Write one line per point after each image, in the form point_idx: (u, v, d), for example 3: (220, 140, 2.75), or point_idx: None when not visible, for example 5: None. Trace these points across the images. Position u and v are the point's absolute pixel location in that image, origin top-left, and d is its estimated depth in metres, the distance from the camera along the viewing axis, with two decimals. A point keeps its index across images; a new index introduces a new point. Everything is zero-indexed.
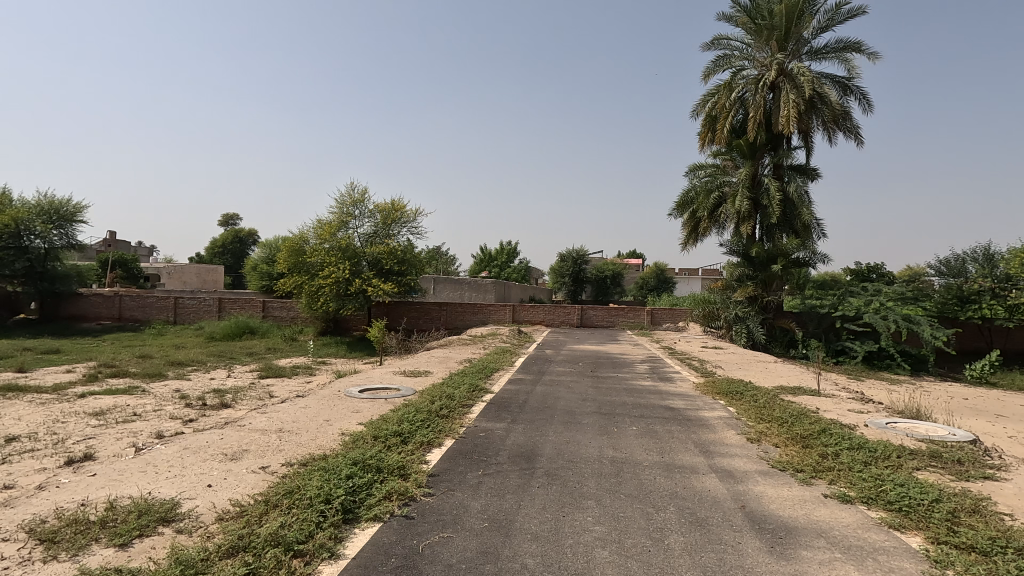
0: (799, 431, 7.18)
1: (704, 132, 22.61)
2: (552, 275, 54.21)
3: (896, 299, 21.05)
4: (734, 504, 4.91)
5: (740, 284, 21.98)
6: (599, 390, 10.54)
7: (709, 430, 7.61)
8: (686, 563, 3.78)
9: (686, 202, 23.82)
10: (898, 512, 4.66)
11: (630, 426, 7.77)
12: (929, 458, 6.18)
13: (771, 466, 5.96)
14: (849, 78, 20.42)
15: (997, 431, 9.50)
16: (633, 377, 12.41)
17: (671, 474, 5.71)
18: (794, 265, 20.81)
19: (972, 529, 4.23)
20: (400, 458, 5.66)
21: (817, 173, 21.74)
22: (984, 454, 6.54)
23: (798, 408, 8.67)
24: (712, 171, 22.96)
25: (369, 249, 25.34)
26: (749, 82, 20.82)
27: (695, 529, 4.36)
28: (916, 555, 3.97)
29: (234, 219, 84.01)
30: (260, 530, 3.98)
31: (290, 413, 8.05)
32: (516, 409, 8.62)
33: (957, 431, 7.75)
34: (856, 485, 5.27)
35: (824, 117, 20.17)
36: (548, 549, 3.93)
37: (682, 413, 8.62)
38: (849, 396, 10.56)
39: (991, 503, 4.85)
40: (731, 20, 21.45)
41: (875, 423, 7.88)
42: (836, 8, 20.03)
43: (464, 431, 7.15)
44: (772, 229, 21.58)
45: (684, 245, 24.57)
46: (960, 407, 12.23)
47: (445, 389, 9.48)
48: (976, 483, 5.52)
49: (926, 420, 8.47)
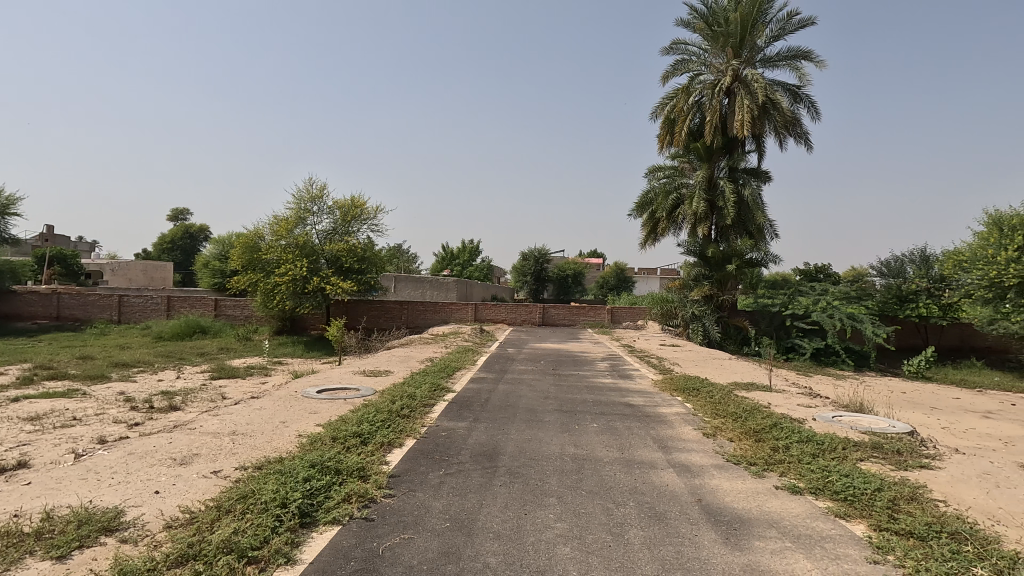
0: (752, 426, 7.42)
1: (661, 134, 22.91)
2: (513, 274, 54.46)
3: (842, 299, 21.94)
4: (691, 498, 5.04)
5: (696, 283, 22.69)
6: (560, 388, 10.66)
7: (667, 426, 7.78)
8: (645, 557, 3.85)
9: (645, 203, 24.34)
10: (843, 502, 4.88)
11: (591, 423, 7.85)
12: (872, 449, 6.51)
13: (726, 460, 6.15)
14: (799, 86, 21.22)
15: (931, 423, 10.14)
16: (594, 374, 12.61)
17: (630, 470, 5.81)
18: (748, 265, 21.67)
19: (910, 516, 4.47)
20: (359, 460, 5.55)
21: (769, 176, 22.56)
22: (920, 444, 6.94)
23: (752, 403, 8.98)
24: (670, 173, 23.55)
25: (328, 246, 24.76)
26: (705, 87, 21.45)
27: (653, 523, 4.45)
28: (860, 542, 4.16)
29: (185, 213, 80.57)
30: (212, 537, 3.82)
31: (243, 416, 7.76)
32: (478, 408, 8.59)
33: (896, 423, 8.19)
34: (806, 476, 5.49)
35: (775, 123, 20.93)
36: (510, 548, 3.93)
37: (642, 409, 8.82)
38: (798, 391, 11.04)
39: (927, 490, 5.14)
40: (689, 25, 21.95)
41: (822, 416, 8.26)
42: (787, 18, 20.82)
43: (426, 430, 7.08)
44: (727, 231, 22.30)
45: (642, 244, 25.03)
46: (899, 401, 12.98)
47: (405, 389, 9.37)
48: (913, 472, 5.85)
49: (869, 413, 8.93)
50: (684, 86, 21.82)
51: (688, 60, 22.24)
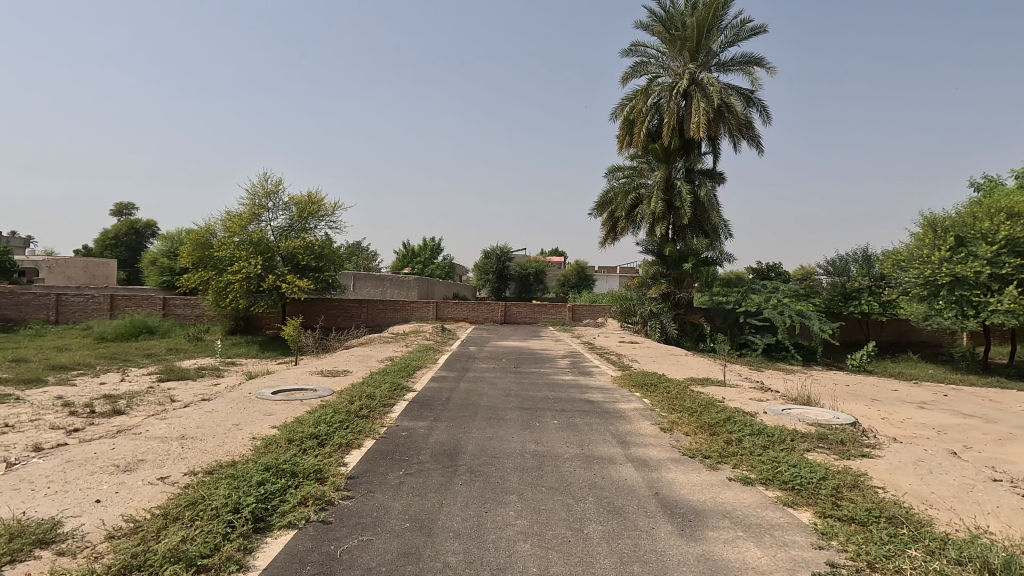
0: (707, 420, 7.65)
1: (621, 135, 23.27)
2: (475, 272, 54.36)
3: (791, 296, 22.82)
4: (648, 492, 5.16)
5: (654, 281, 23.20)
6: (521, 386, 10.71)
7: (626, 422, 7.93)
8: (603, 551, 3.91)
9: (605, 203, 24.71)
10: (791, 491, 5.09)
11: (552, 420, 7.92)
12: (818, 440, 6.82)
13: (682, 454, 6.32)
14: (751, 91, 21.94)
15: (872, 413, 10.70)
16: (555, 372, 12.73)
17: (590, 465, 5.90)
18: (703, 264, 22.30)
19: (852, 502, 4.71)
20: (316, 462, 5.43)
21: (723, 177, 23.26)
22: (862, 434, 7.30)
23: (706, 397, 9.26)
24: (629, 173, 23.97)
25: (284, 243, 24.10)
26: (663, 89, 21.92)
27: (612, 518, 4.53)
28: (806, 529, 4.35)
29: (130, 207, 76.84)
30: (158, 546, 3.66)
31: (193, 419, 7.47)
32: (439, 407, 8.53)
33: (840, 415, 8.59)
34: (756, 467, 5.70)
35: (729, 125, 21.58)
36: (470, 546, 3.92)
37: (601, 405, 8.96)
38: (750, 385, 11.45)
39: (868, 478, 5.42)
40: (648, 28, 22.36)
41: (773, 409, 8.59)
42: (740, 24, 21.48)
43: (385, 431, 6.99)
44: (684, 230, 22.88)
45: (602, 243, 25.41)
46: (843, 393, 13.64)
47: (364, 389, 9.21)
48: (856, 461, 6.15)
49: (815, 405, 9.35)
50: (642, 88, 22.24)
51: (647, 62, 22.66)
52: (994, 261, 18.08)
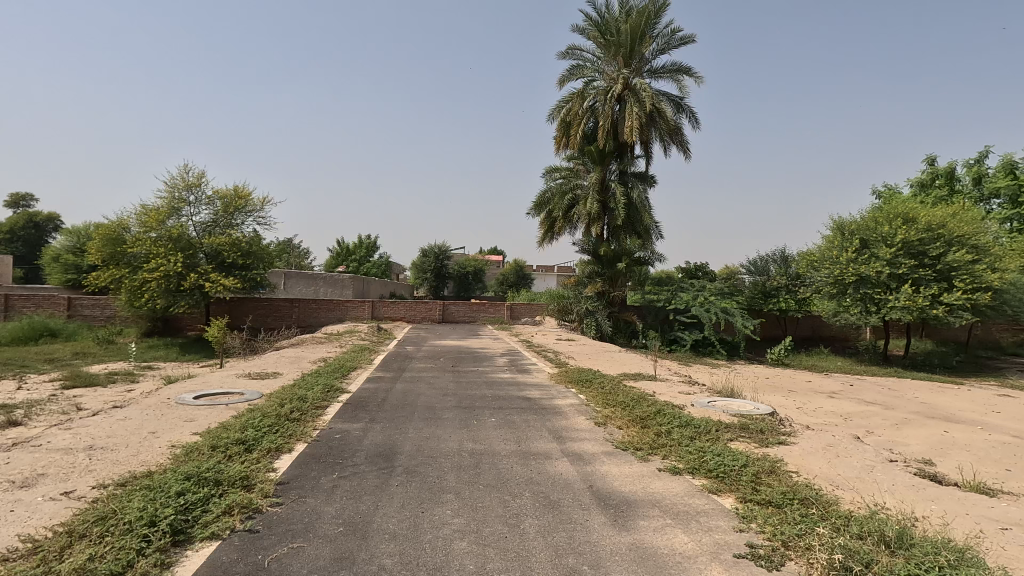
0: (639, 413, 7.94)
1: (558, 136, 23.65)
2: (413, 270, 53.61)
3: (717, 294, 24.04)
4: (583, 485, 5.29)
5: (590, 280, 23.77)
6: (459, 385, 10.67)
7: (562, 417, 8.08)
8: (539, 545, 3.98)
9: (542, 203, 25.04)
10: (715, 479, 5.38)
11: (490, 418, 7.94)
12: (740, 430, 7.24)
13: (615, 447, 6.52)
14: (681, 97, 22.89)
15: (788, 403, 11.47)
16: (493, 370, 12.77)
17: (526, 461, 5.97)
18: (636, 263, 23.08)
19: (769, 486, 5.04)
20: (242, 468, 5.17)
21: (654, 180, 24.14)
22: (779, 423, 7.82)
23: (638, 392, 9.61)
24: (566, 174, 24.41)
25: (207, 239, 22.74)
26: (598, 93, 22.47)
27: (548, 512, 4.61)
28: (728, 513, 4.61)
29: (30, 198, 70.02)
30: (62, 567, 3.37)
31: (103, 428, 6.91)
32: (375, 408, 8.36)
33: (760, 405, 9.15)
34: (684, 457, 5.97)
35: (661, 130, 22.40)
36: (406, 548, 3.87)
37: (538, 402, 9.09)
38: (679, 379, 11.99)
39: (784, 464, 5.81)
40: (584, 32, 22.84)
41: (699, 402, 9.03)
42: (671, 33, 22.36)
43: (318, 434, 6.76)
44: (618, 231, 23.57)
45: (540, 242, 25.73)
46: (763, 385, 14.55)
47: (295, 391, 8.87)
48: (773, 448, 6.58)
49: (738, 397, 9.91)
50: (579, 91, 22.71)
51: (583, 66, 23.16)
52: (892, 262, 19.78)
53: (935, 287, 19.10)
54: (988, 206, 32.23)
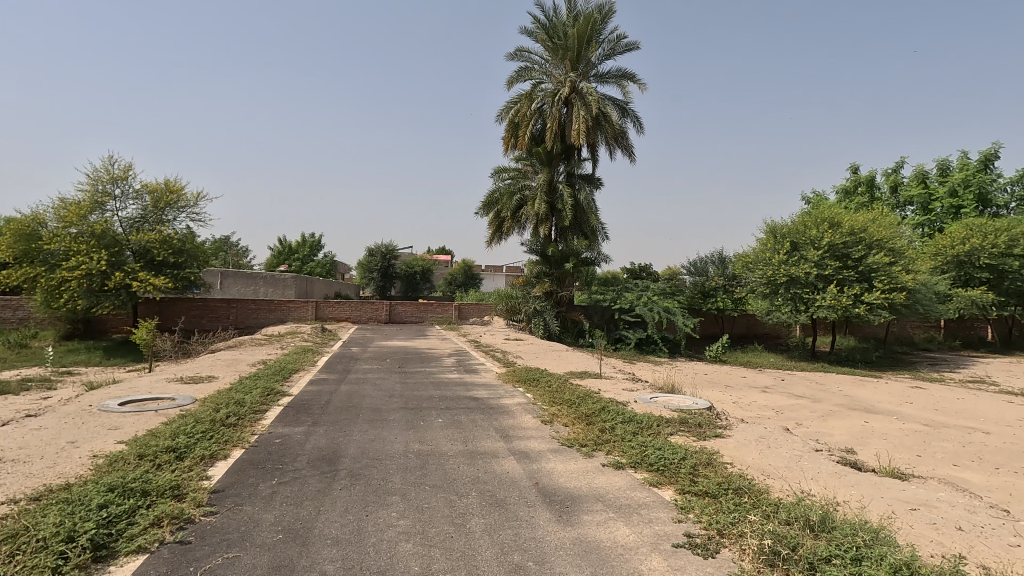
0: (584, 411, 8.10)
1: (506, 136, 23.75)
2: (359, 270, 52.46)
3: (660, 294, 24.81)
4: (529, 482, 5.35)
5: (538, 280, 24.01)
6: (406, 386, 10.53)
7: (509, 416, 8.14)
8: (485, 544, 3.99)
9: (490, 203, 25.08)
10: (656, 472, 5.56)
11: (437, 419, 7.89)
12: (680, 424, 7.52)
13: (561, 444, 6.63)
14: (625, 102, 23.48)
15: (725, 398, 12.00)
16: (440, 370, 12.68)
17: (473, 461, 5.97)
18: (583, 264, 23.49)
19: (706, 478, 5.27)
20: (172, 477, 4.90)
21: (600, 182, 24.65)
22: (716, 417, 8.18)
23: (584, 390, 9.81)
24: (514, 175, 24.58)
25: (135, 236, 21.41)
26: (546, 95, 22.75)
27: (494, 510, 4.62)
28: (668, 505, 4.78)
29: None
30: None
31: (13, 439, 6.38)
32: (318, 411, 8.13)
33: (698, 401, 9.53)
34: (627, 452, 6.14)
35: (606, 134, 22.90)
36: (348, 552, 3.80)
37: (485, 402, 9.11)
38: (623, 377, 12.31)
39: (719, 456, 6.08)
40: (532, 35, 23.06)
41: (642, 398, 9.31)
42: (616, 40, 22.90)
43: (256, 439, 6.52)
44: (565, 232, 23.92)
45: (488, 242, 25.76)
46: (702, 382, 15.15)
47: (232, 395, 8.49)
48: (710, 441, 6.88)
49: (678, 393, 10.28)
50: (527, 92, 22.88)
51: (531, 68, 23.36)
52: (819, 264, 21.07)
53: (857, 287, 20.46)
54: (903, 212, 34.84)
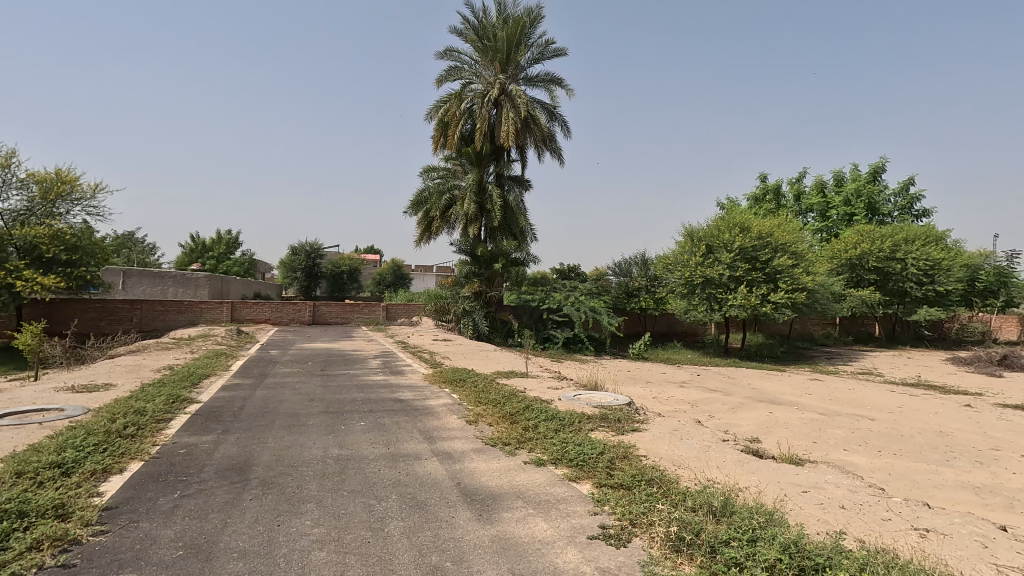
0: (508, 410, 8.19)
1: (435, 136, 23.55)
2: (281, 269, 50.10)
3: (587, 294, 25.49)
4: (451, 483, 5.34)
5: (467, 280, 23.99)
6: (327, 389, 10.18)
7: (434, 417, 8.07)
8: (403, 547, 3.95)
9: (419, 202, 24.77)
10: (575, 467, 5.73)
11: (358, 422, 7.70)
12: (600, 420, 7.77)
13: (484, 443, 6.67)
14: (553, 106, 23.93)
15: (646, 394, 12.52)
16: (365, 372, 12.37)
17: (395, 464, 5.87)
18: (512, 264, 23.69)
19: (621, 470, 5.49)
20: (56, 496, 4.47)
21: (529, 184, 24.98)
22: (635, 412, 8.52)
23: (510, 389, 9.91)
24: (443, 174, 24.42)
25: (19, 231, 19.30)
26: (476, 96, 22.77)
27: (413, 512, 4.58)
28: (585, 498, 4.94)
29: None
30: None
31: None
32: (229, 418, 7.69)
33: (619, 397, 9.89)
34: (548, 449, 6.27)
35: (535, 137, 23.23)
36: (257, 565, 3.62)
37: (410, 403, 8.99)
38: (549, 375, 12.55)
39: (636, 449, 6.34)
40: (461, 35, 22.98)
41: (566, 396, 9.53)
42: (544, 44, 23.29)
43: (158, 450, 6.07)
44: (495, 232, 24.05)
45: (417, 242, 25.41)
46: (625, 378, 15.72)
47: (132, 404, 7.86)
48: (628, 435, 7.17)
49: (601, 390, 10.61)
50: (456, 92, 22.80)
51: (460, 68, 23.29)
52: (732, 266, 22.47)
53: (765, 288, 21.98)
54: (805, 219, 37.79)
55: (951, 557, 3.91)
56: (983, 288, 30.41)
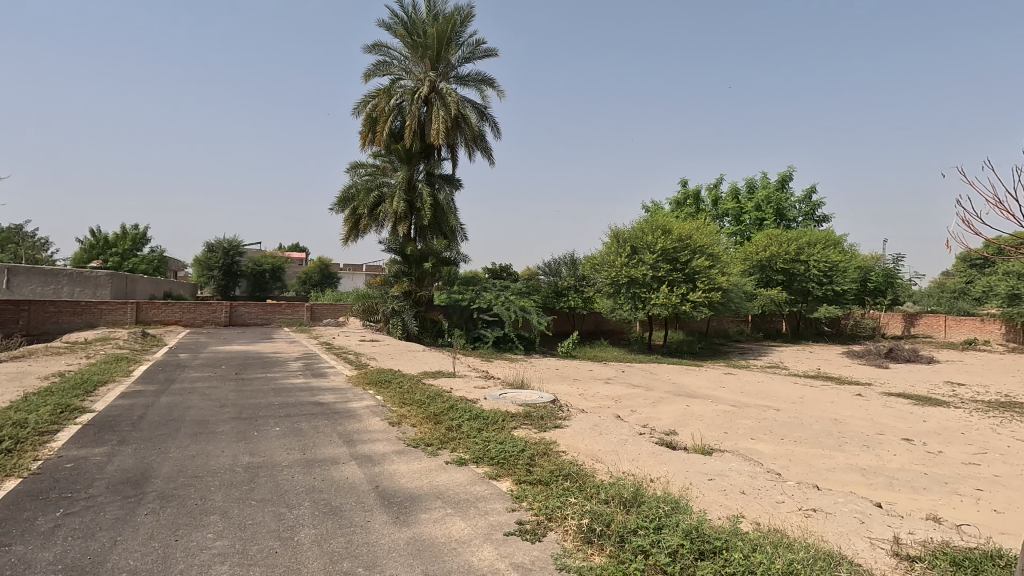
0: (432, 410, 8.12)
1: (363, 131, 22.96)
2: (195, 267, 47.01)
3: (517, 294, 25.73)
4: (368, 486, 5.22)
5: (397, 280, 23.55)
6: (242, 394, 9.66)
7: (355, 420, 7.86)
8: (313, 555, 3.82)
9: (346, 199, 24.06)
10: (496, 465, 5.76)
11: (274, 428, 7.36)
12: (524, 418, 7.87)
13: (406, 445, 6.57)
14: (484, 106, 23.95)
15: (571, 391, 12.80)
16: (284, 375, 11.84)
17: (310, 469, 5.67)
18: (442, 264, 23.48)
19: (540, 467, 5.59)
20: None
21: (460, 183, 24.87)
22: (558, 410, 8.70)
23: (435, 389, 9.82)
24: (372, 171, 23.85)
25: None
26: (405, 92, 22.40)
27: (326, 519, 4.44)
28: (504, 496, 4.98)
29: None
30: None
31: None
32: (127, 427, 7.12)
33: (543, 394, 10.05)
34: (471, 449, 6.27)
35: (466, 136, 23.15)
36: None
37: (331, 407, 8.70)
38: (477, 375, 12.56)
39: (556, 445, 6.47)
40: (390, 29, 22.51)
41: (491, 395, 9.57)
42: (475, 44, 23.25)
43: (40, 465, 5.53)
44: (425, 231, 23.74)
45: (344, 240, 24.64)
46: (552, 376, 16.02)
47: (11, 415, 7.10)
48: (550, 431, 7.31)
49: (526, 388, 10.74)
50: (385, 88, 22.32)
51: (389, 63, 22.82)
52: (655, 266, 23.44)
53: (685, 287, 23.10)
54: (721, 222, 40.07)
55: (832, 534, 4.28)
56: (873, 288, 33.53)
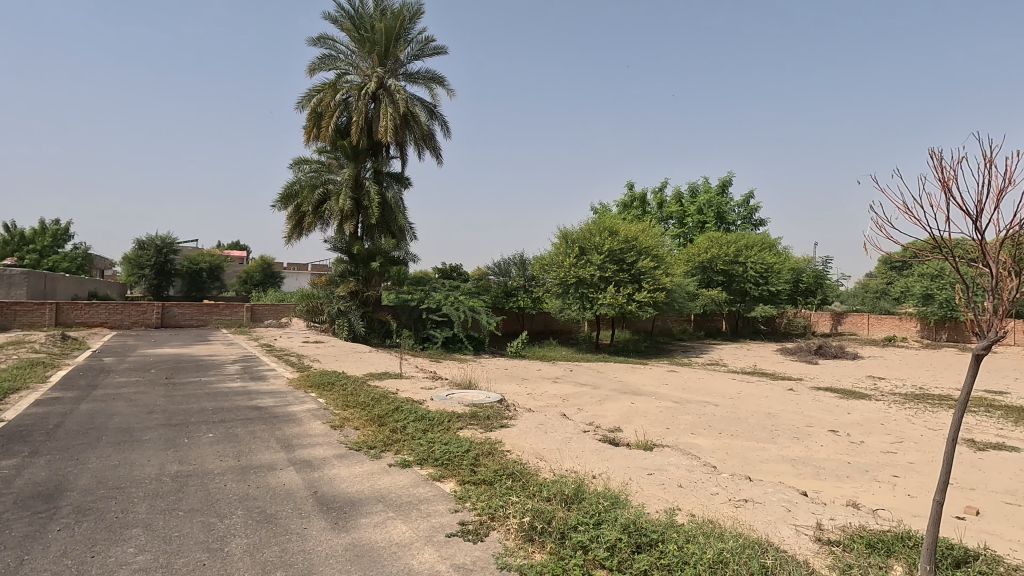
0: (377, 412, 7.96)
1: (308, 126, 22.30)
2: (124, 266, 44.19)
3: (467, 294, 25.63)
4: (307, 492, 5.06)
5: (343, 279, 22.97)
6: (172, 399, 9.15)
7: (295, 424, 7.60)
8: (244, 565, 3.67)
9: (289, 195, 23.31)
10: (439, 467, 5.71)
11: (206, 434, 7.01)
12: (469, 419, 7.83)
13: (348, 448, 6.41)
14: (434, 105, 23.74)
15: (518, 391, 12.86)
16: (220, 379, 11.31)
17: (244, 477, 5.43)
18: (390, 263, 23.08)
19: (485, 466, 5.59)
20: None
21: (408, 182, 24.54)
22: (504, 409, 8.71)
23: (380, 391, 9.63)
24: (316, 168, 23.21)
25: None
26: (352, 87, 21.91)
27: (260, 528, 4.27)
28: (447, 497, 4.95)
29: None
30: None
31: None
32: (41, 438, 6.60)
33: (491, 394, 10.05)
34: (415, 450, 6.19)
35: (415, 134, 22.89)
36: None
37: (270, 411, 8.38)
38: (424, 376, 12.41)
39: (501, 445, 6.48)
40: (336, 22, 21.95)
41: (438, 396, 9.48)
42: (425, 41, 23.00)
43: None
44: (372, 230, 23.27)
45: (287, 238, 23.85)
46: (500, 376, 16.04)
47: None
48: (496, 431, 7.31)
49: (474, 388, 10.71)
50: (331, 83, 21.75)
51: (335, 58, 22.25)
52: (602, 267, 23.92)
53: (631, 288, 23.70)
54: (666, 225, 41.33)
55: (761, 523, 4.49)
56: (804, 288, 35.50)
